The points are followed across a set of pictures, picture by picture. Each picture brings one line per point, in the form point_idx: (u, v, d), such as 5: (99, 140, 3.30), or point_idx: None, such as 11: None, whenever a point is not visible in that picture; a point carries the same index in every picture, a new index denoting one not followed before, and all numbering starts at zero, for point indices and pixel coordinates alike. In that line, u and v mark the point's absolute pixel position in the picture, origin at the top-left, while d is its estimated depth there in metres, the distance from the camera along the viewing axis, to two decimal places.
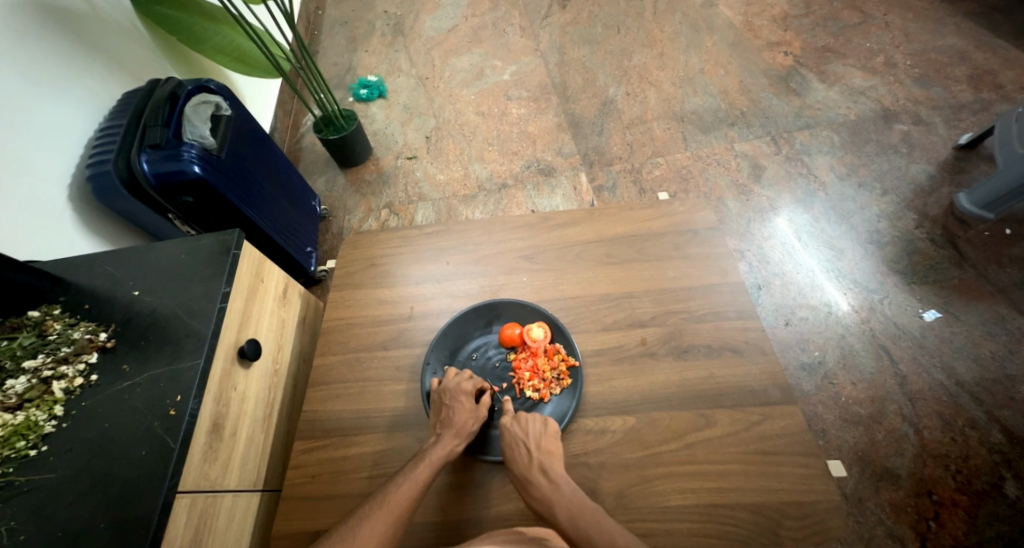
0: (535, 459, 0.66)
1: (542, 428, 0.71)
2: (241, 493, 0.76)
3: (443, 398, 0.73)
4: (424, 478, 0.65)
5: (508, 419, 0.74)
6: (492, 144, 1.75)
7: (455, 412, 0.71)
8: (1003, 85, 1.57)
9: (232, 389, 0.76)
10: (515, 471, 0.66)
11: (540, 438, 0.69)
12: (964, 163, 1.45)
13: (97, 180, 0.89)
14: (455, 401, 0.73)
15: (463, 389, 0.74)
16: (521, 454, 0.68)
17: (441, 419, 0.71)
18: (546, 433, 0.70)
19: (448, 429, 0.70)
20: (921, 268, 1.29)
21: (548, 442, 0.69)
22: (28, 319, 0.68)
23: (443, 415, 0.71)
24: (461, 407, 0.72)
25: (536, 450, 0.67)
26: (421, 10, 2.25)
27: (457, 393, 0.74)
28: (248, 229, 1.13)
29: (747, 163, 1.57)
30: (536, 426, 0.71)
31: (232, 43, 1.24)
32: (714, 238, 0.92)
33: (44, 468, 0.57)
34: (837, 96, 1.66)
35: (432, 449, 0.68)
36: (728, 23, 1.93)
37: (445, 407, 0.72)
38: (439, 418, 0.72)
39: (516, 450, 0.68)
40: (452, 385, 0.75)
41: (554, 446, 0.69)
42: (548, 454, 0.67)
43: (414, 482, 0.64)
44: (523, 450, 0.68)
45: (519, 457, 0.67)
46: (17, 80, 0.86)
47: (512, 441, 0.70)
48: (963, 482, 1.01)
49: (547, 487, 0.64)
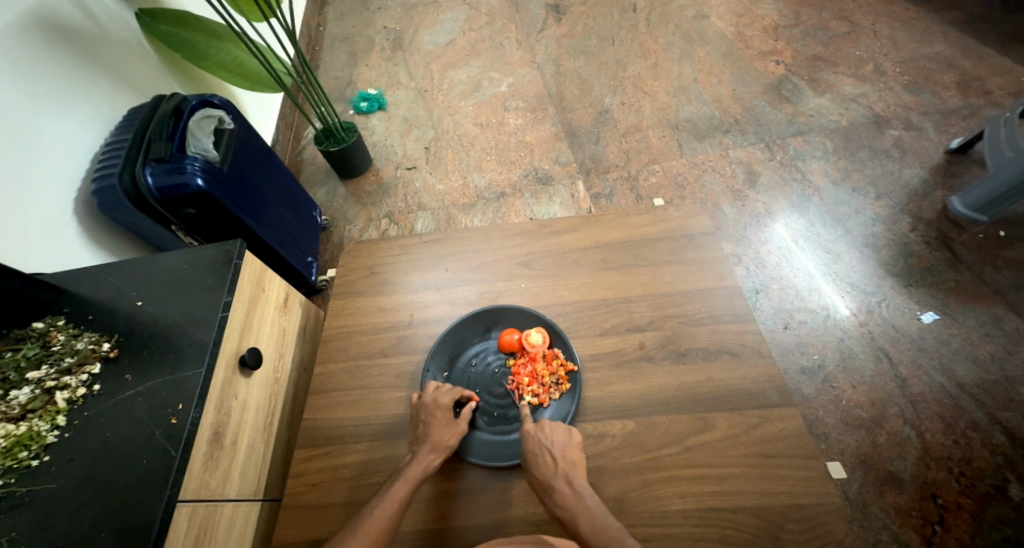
0: (561, 468, 0.66)
1: (566, 438, 0.70)
2: (242, 502, 0.76)
3: (421, 414, 0.74)
4: (403, 494, 0.65)
5: (534, 426, 0.71)
6: (490, 153, 1.77)
7: (430, 428, 0.72)
8: (991, 90, 1.60)
9: (233, 397, 0.77)
10: (538, 478, 0.66)
11: (564, 448, 0.68)
12: (956, 167, 1.47)
13: (102, 194, 0.91)
14: (431, 417, 0.73)
15: (440, 404, 0.73)
16: (546, 461, 0.67)
17: (418, 436, 0.72)
18: (570, 443, 0.69)
19: (424, 445, 0.70)
20: (917, 271, 1.30)
21: (573, 454, 0.68)
22: (33, 331, 0.69)
23: (420, 432, 0.72)
24: (437, 422, 0.72)
25: (562, 460, 0.67)
26: (419, 25, 2.29)
27: (434, 408, 0.73)
28: (250, 240, 1.14)
29: (742, 169, 1.59)
30: (561, 435, 0.70)
31: (235, 59, 1.27)
32: (710, 243, 0.93)
33: (46, 479, 0.57)
34: (829, 103, 1.68)
35: (408, 467, 0.68)
36: (720, 34, 1.97)
37: (422, 423, 0.73)
38: (416, 435, 0.73)
39: (542, 458, 0.67)
40: (429, 400, 0.74)
41: (578, 457, 0.68)
42: (572, 465, 0.67)
43: (390, 503, 0.64)
44: (549, 458, 0.67)
45: (545, 464, 0.66)
46: (24, 97, 0.88)
47: (537, 447, 0.69)
48: (967, 485, 1.01)
49: (572, 497, 0.63)
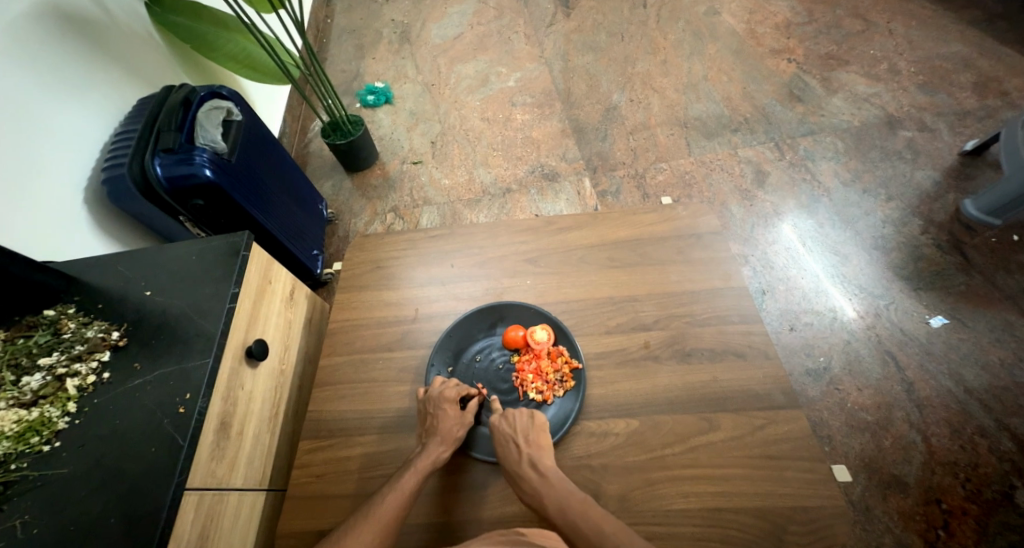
0: (525, 453, 0.67)
1: (529, 422, 0.71)
2: (247, 491, 0.77)
3: (428, 407, 0.74)
4: (412, 484, 0.66)
5: (497, 417, 0.73)
6: (497, 149, 1.76)
7: (439, 421, 0.71)
8: (1008, 92, 1.57)
9: (240, 387, 0.77)
10: (506, 467, 0.67)
11: (528, 433, 0.70)
12: (970, 169, 1.44)
13: (112, 184, 0.91)
14: (439, 410, 0.72)
15: (446, 396, 0.74)
16: (512, 450, 0.68)
17: (428, 429, 0.72)
18: (534, 426, 0.70)
19: (433, 438, 0.70)
20: (927, 274, 1.29)
21: (537, 436, 0.69)
22: (44, 318, 0.70)
23: (429, 425, 0.72)
24: (446, 415, 0.72)
25: (526, 445, 0.68)
26: (427, 18, 2.28)
27: (441, 401, 0.73)
28: (257, 231, 1.15)
29: (751, 169, 1.57)
30: (524, 420, 0.72)
31: (244, 51, 1.26)
32: (717, 243, 0.92)
33: (57, 464, 0.58)
34: (841, 103, 1.66)
35: (417, 458, 0.68)
36: (731, 31, 1.94)
37: (430, 416, 0.73)
38: (425, 428, 0.73)
39: (507, 447, 0.69)
40: (436, 393, 0.74)
41: (543, 439, 0.69)
42: (537, 447, 0.68)
43: (400, 491, 0.64)
44: (513, 447, 0.68)
45: (511, 453, 0.68)
46: (35, 85, 0.89)
47: (502, 438, 0.70)
48: (973, 491, 1.00)
49: (537, 481, 0.63)
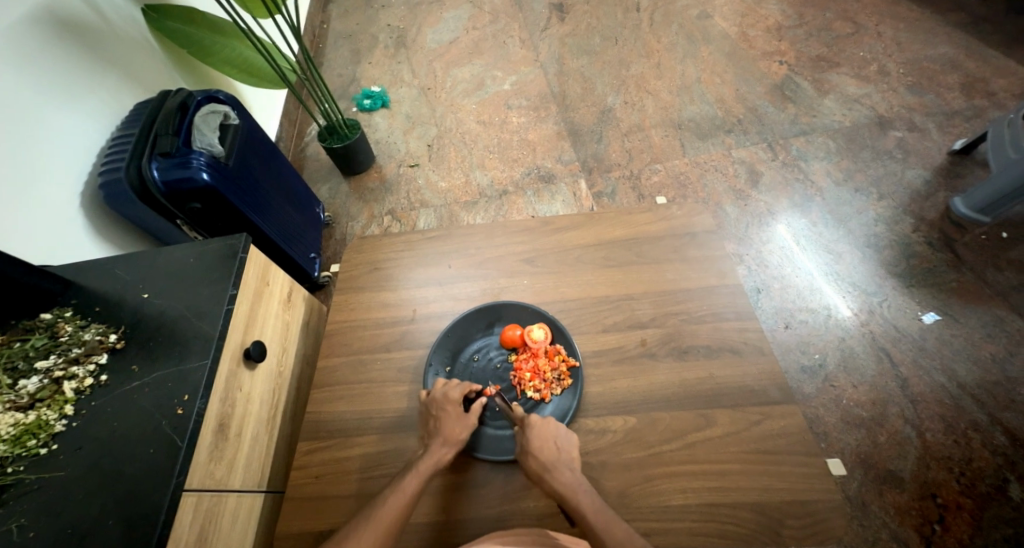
0: (563, 457, 0.67)
1: (565, 432, 0.71)
2: (246, 493, 0.77)
3: (432, 408, 0.74)
4: (412, 488, 0.65)
5: (535, 415, 0.72)
6: (493, 152, 1.77)
7: (442, 422, 0.72)
8: (994, 92, 1.60)
9: (238, 389, 0.77)
10: (541, 462, 0.66)
11: (565, 440, 0.69)
12: (959, 168, 1.47)
13: (109, 188, 0.92)
14: (442, 412, 0.73)
15: (450, 398, 0.73)
16: (549, 448, 0.67)
17: (430, 430, 0.72)
18: (569, 437, 0.70)
19: (436, 439, 0.71)
20: (920, 271, 1.30)
21: (573, 446, 0.69)
22: (41, 322, 0.70)
23: (432, 426, 0.72)
24: (449, 416, 0.72)
25: (563, 450, 0.68)
26: (423, 23, 2.30)
27: (444, 403, 0.73)
28: (254, 234, 1.15)
29: (745, 169, 1.59)
30: (561, 428, 0.71)
31: (240, 56, 1.27)
32: (711, 241, 0.93)
33: (54, 467, 0.58)
34: (833, 104, 1.68)
35: (421, 460, 0.69)
36: (723, 34, 1.97)
37: (433, 417, 0.73)
38: (427, 429, 0.73)
39: (546, 445, 0.68)
40: (439, 395, 0.74)
41: (575, 451, 0.69)
42: (573, 456, 0.68)
43: (402, 494, 0.64)
44: (552, 447, 0.68)
45: (548, 451, 0.67)
46: (32, 91, 0.89)
47: (540, 434, 0.69)
48: (967, 485, 1.01)
49: (573, 484, 0.64)
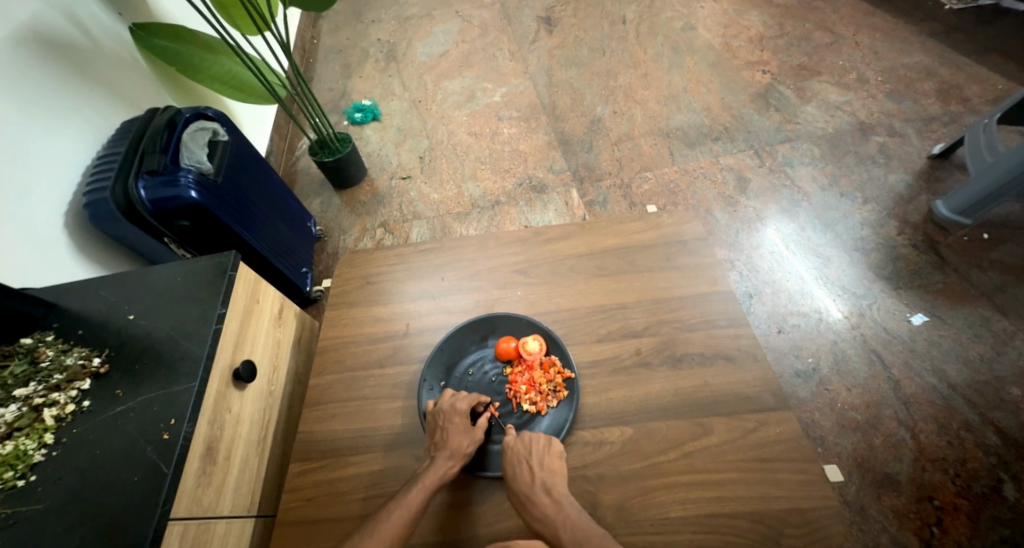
0: (539, 477, 0.66)
1: (545, 446, 0.70)
2: (235, 518, 0.75)
3: (438, 421, 0.73)
4: (416, 503, 0.64)
5: (513, 438, 0.73)
6: (484, 163, 1.78)
7: (449, 434, 0.71)
8: (969, 98, 1.65)
9: (227, 411, 0.76)
10: (518, 491, 0.66)
11: (542, 456, 0.69)
12: (939, 172, 1.50)
13: (94, 207, 0.90)
14: (449, 423, 0.72)
15: (457, 409, 0.74)
16: (523, 470, 0.68)
17: (436, 442, 0.71)
18: (549, 451, 0.70)
19: (442, 451, 0.69)
20: (906, 274, 1.33)
21: (551, 462, 0.69)
22: (20, 347, 0.68)
23: (438, 438, 0.71)
24: (455, 428, 0.72)
25: (540, 469, 0.67)
26: (412, 37, 2.32)
27: (452, 414, 0.73)
28: (243, 250, 1.13)
29: (733, 176, 1.61)
30: (541, 443, 0.71)
31: (230, 74, 1.27)
32: (702, 248, 0.94)
33: (33, 499, 0.56)
34: (815, 111, 1.72)
35: (426, 473, 0.68)
36: (708, 44, 2.01)
37: (439, 429, 0.72)
38: (433, 441, 0.72)
39: (518, 467, 0.68)
40: (447, 406, 0.74)
41: (558, 465, 0.69)
42: (552, 473, 0.67)
43: (405, 509, 0.63)
44: (527, 468, 0.67)
45: (523, 474, 0.67)
46: (17, 111, 0.88)
47: (516, 458, 0.70)
48: (962, 486, 1.02)
49: (550, 507, 0.63)
